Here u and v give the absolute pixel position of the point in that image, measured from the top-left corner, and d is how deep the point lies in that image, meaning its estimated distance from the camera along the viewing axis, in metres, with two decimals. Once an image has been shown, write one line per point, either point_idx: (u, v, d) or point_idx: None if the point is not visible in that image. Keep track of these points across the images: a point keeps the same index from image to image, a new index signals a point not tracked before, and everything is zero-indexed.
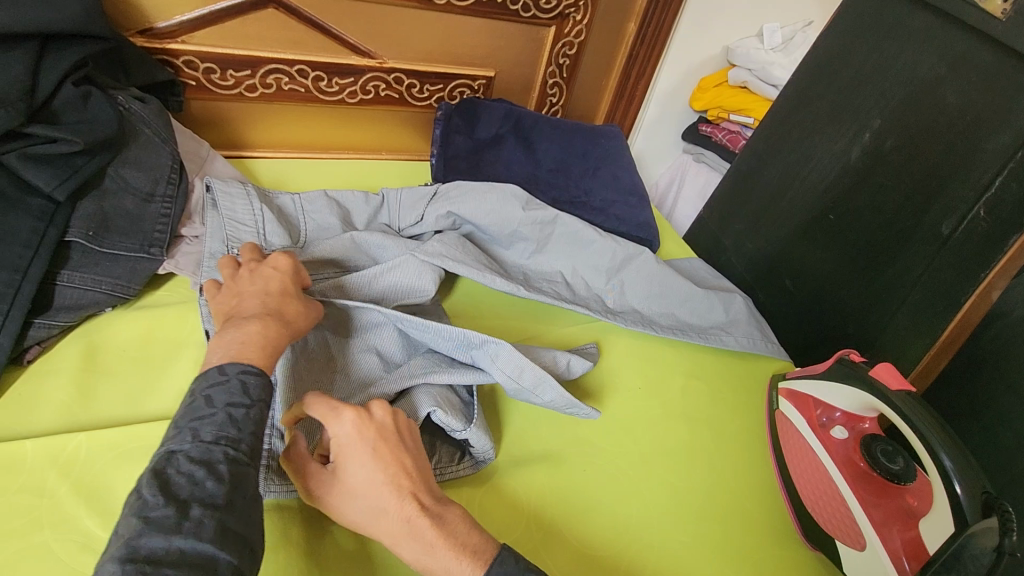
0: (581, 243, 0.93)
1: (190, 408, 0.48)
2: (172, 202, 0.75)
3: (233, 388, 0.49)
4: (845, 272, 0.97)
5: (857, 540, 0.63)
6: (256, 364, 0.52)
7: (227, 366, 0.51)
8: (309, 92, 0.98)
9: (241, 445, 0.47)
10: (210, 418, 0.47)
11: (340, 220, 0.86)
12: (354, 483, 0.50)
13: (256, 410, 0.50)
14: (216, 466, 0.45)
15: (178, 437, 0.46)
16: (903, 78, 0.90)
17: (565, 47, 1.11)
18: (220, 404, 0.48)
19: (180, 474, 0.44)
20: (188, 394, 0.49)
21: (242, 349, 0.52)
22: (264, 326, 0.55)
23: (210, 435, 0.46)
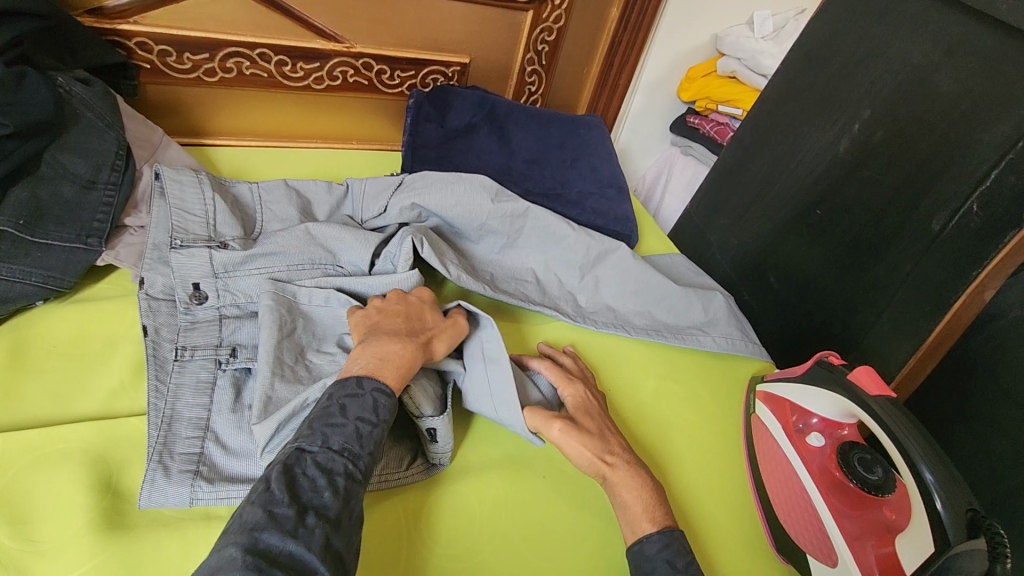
0: (554, 238, 0.89)
1: (327, 413, 0.54)
2: (116, 190, 0.71)
3: (365, 404, 0.55)
4: (831, 270, 0.93)
5: (829, 555, 0.59)
6: (390, 384, 0.57)
7: (364, 380, 0.57)
8: (272, 78, 0.94)
9: (359, 463, 0.53)
10: (340, 429, 0.53)
11: (299, 211, 0.82)
12: (569, 435, 0.63)
13: (379, 430, 0.55)
14: (335, 478, 0.50)
15: (311, 438, 0.53)
16: (895, 64, 0.85)
17: (543, 33, 1.07)
18: (351, 417, 0.54)
19: (306, 476, 0.50)
20: (327, 397, 0.56)
21: (380, 364, 0.58)
22: (403, 346, 0.60)
23: (338, 445, 0.52)
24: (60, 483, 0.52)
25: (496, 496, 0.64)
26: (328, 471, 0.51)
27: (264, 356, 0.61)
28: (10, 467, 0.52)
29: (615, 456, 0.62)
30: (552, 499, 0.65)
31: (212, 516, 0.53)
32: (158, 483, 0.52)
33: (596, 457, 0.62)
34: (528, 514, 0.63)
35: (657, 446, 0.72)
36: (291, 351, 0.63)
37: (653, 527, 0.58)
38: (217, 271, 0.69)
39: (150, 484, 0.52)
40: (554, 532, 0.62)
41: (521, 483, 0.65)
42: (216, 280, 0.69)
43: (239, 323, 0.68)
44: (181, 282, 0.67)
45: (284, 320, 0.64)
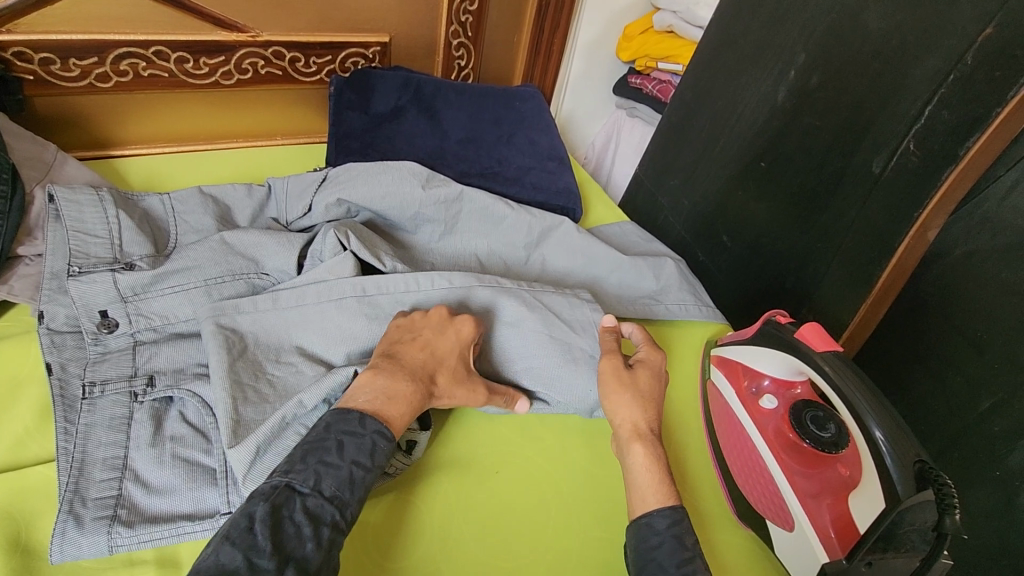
0: (494, 219, 0.86)
1: (322, 449, 0.51)
2: (3, 218, 0.65)
3: (364, 445, 0.52)
4: (779, 223, 0.91)
5: (786, 519, 0.58)
6: (394, 429, 0.55)
7: (367, 419, 0.54)
8: (174, 77, 0.87)
9: (347, 511, 0.49)
10: (334, 471, 0.50)
11: (216, 220, 0.77)
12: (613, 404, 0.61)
13: (372, 476, 0.52)
14: (321, 528, 0.47)
15: (303, 475, 0.49)
16: (824, 5, 0.82)
17: (465, 3, 1.01)
18: (347, 458, 0.51)
19: (292, 521, 0.46)
20: (326, 428, 0.52)
21: (387, 403, 0.55)
22: (413, 392, 0.57)
23: (329, 490, 0.49)
24: None
25: (451, 503, 0.61)
26: (316, 518, 0.47)
27: (218, 381, 0.58)
28: None
29: (648, 426, 0.60)
30: (506, 500, 0.62)
31: (135, 560, 0.50)
32: (69, 535, 0.48)
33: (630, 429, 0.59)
34: (472, 521, 0.60)
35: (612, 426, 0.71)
36: (248, 370, 0.61)
37: (658, 501, 0.54)
38: (126, 295, 0.64)
39: (60, 537, 0.48)
40: (503, 531, 0.60)
41: (472, 485, 0.63)
42: (126, 304, 0.64)
43: (155, 348, 0.63)
44: (86, 312, 0.63)
45: (231, 341, 0.62)
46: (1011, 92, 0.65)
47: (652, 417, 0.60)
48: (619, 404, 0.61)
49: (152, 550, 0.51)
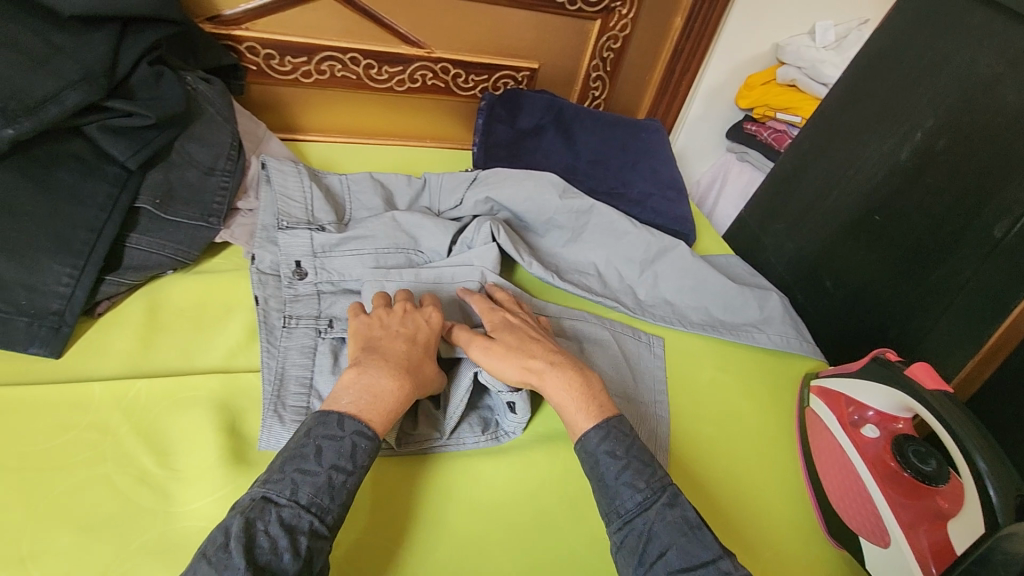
0: (616, 233, 0.94)
1: (301, 456, 0.53)
2: (230, 176, 0.80)
3: (344, 448, 0.54)
4: (887, 275, 0.94)
5: (881, 537, 0.63)
6: (374, 428, 0.56)
7: (346, 421, 0.55)
8: (359, 79, 1.03)
9: (327, 517, 0.51)
10: (311, 478, 0.52)
11: (383, 202, 0.90)
12: (488, 353, 0.63)
13: (354, 478, 0.54)
14: (297, 538, 0.49)
15: (280, 485, 0.51)
16: (959, 75, 0.87)
17: (609, 41, 1.12)
18: (326, 464, 0.53)
19: (266, 535, 0.48)
20: (306, 434, 0.54)
21: (370, 404, 0.56)
22: (399, 386, 0.58)
23: (306, 498, 0.51)
24: (192, 424, 0.60)
25: (511, 483, 0.66)
26: (292, 529, 0.49)
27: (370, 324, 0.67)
28: (151, 409, 0.60)
29: (538, 363, 0.63)
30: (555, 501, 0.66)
31: None
32: (274, 428, 0.60)
33: (521, 363, 0.63)
34: (504, 521, 0.63)
35: (694, 441, 0.74)
36: None
37: (588, 424, 0.61)
38: (316, 251, 0.77)
39: (268, 429, 0.60)
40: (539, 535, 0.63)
41: (522, 477, 0.67)
42: (315, 258, 0.77)
43: (334, 297, 0.75)
44: (286, 260, 0.76)
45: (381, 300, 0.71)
46: None
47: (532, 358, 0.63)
48: (507, 348, 0.64)
49: None
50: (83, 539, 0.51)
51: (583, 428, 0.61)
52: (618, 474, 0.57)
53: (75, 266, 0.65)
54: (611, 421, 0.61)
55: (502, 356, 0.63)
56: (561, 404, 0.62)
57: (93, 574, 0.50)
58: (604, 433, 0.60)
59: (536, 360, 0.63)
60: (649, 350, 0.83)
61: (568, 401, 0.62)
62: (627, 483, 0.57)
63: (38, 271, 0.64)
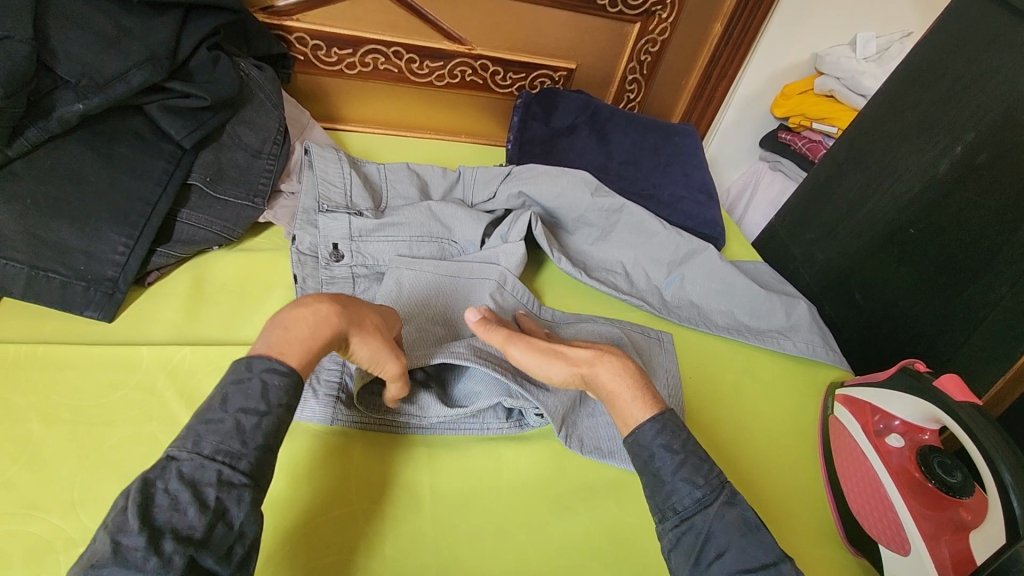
0: (645, 234, 0.95)
1: (208, 408, 0.50)
2: (276, 159, 0.83)
3: (253, 390, 0.50)
4: (919, 289, 0.93)
5: (901, 544, 0.62)
6: (289, 360, 0.52)
7: (255, 363, 0.52)
8: (401, 73, 1.06)
9: (239, 462, 0.48)
10: (216, 427, 0.48)
11: (419, 192, 0.92)
12: (531, 347, 0.62)
13: (268, 419, 0.50)
14: (203, 490, 0.45)
15: (184, 441, 0.48)
16: (1004, 90, 0.86)
17: (647, 44, 1.13)
18: (232, 409, 0.49)
19: (165, 493, 0.44)
20: (216, 387, 0.51)
21: (281, 336, 0.53)
22: (310, 309, 0.56)
23: (209, 448, 0.47)
24: None
25: (521, 472, 0.67)
26: (194, 482, 0.45)
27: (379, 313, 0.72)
28: (194, 375, 0.63)
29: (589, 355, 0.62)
30: (572, 495, 0.66)
31: None
32: None
33: (562, 358, 0.62)
34: (512, 507, 0.64)
35: (709, 442, 0.74)
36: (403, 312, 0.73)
37: (645, 415, 0.59)
38: (353, 235, 0.80)
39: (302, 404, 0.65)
40: (555, 523, 0.63)
41: (544, 464, 0.68)
42: (352, 242, 0.80)
43: (368, 282, 0.78)
44: (324, 242, 0.79)
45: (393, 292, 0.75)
46: None
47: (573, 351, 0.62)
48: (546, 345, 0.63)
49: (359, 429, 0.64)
50: (127, 490, 0.54)
51: (635, 421, 0.59)
52: (675, 468, 0.56)
53: (130, 237, 0.69)
54: (664, 413, 0.59)
55: (544, 355, 0.62)
56: (614, 400, 0.60)
57: None
58: (661, 425, 0.58)
59: (574, 362, 0.61)
60: (658, 345, 0.83)
61: (622, 395, 0.60)
62: (684, 479, 0.55)
63: (96, 239, 0.67)
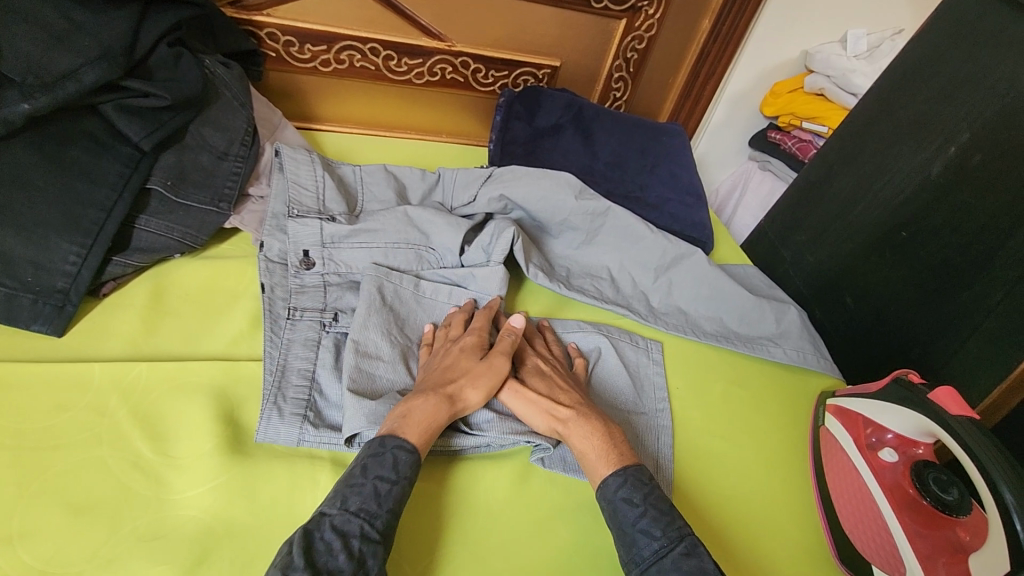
0: (632, 238, 0.92)
1: (348, 475, 0.55)
2: (243, 162, 0.79)
3: (385, 461, 0.55)
4: (912, 294, 0.91)
5: (897, 567, 0.60)
6: (410, 440, 0.57)
7: (387, 439, 0.57)
8: (378, 71, 1.02)
9: (376, 522, 0.52)
10: (359, 490, 0.53)
11: (396, 195, 0.89)
12: (522, 392, 0.66)
13: (398, 488, 0.54)
14: (349, 541, 0.50)
15: (332, 500, 0.53)
16: (1000, 88, 0.84)
17: (634, 41, 1.10)
18: (371, 475, 0.54)
19: (322, 539, 0.50)
20: (354, 459, 0.56)
21: (404, 421, 0.58)
22: (433, 404, 0.60)
23: (355, 505, 0.52)
24: (189, 411, 0.59)
25: (502, 489, 0.64)
26: (344, 533, 0.50)
27: (366, 322, 0.68)
28: (150, 393, 0.60)
29: (564, 411, 0.64)
30: (556, 513, 0.63)
31: (314, 456, 0.60)
32: (272, 421, 0.59)
33: (547, 411, 0.64)
34: (504, 528, 0.61)
35: (693, 456, 0.72)
36: (386, 323, 0.70)
37: (608, 471, 0.60)
38: (325, 241, 0.76)
39: (266, 421, 0.59)
40: (542, 545, 0.60)
41: (520, 483, 0.65)
42: (323, 249, 0.76)
43: (341, 290, 0.74)
44: (293, 248, 0.75)
45: (376, 300, 0.71)
46: None
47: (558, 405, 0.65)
48: (538, 394, 0.66)
49: (326, 451, 0.61)
50: (72, 522, 0.50)
51: (601, 476, 0.60)
52: (635, 519, 0.56)
53: (82, 245, 0.65)
54: (629, 468, 0.60)
55: (533, 403, 0.65)
56: (584, 452, 0.62)
57: (81, 558, 0.49)
58: (622, 479, 0.59)
59: (557, 410, 0.64)
60: (647, 358, 0.80)
61: (589, 448, 0.62)
62: (642, 531, 0.56)
63: (45, 248, 0.63)
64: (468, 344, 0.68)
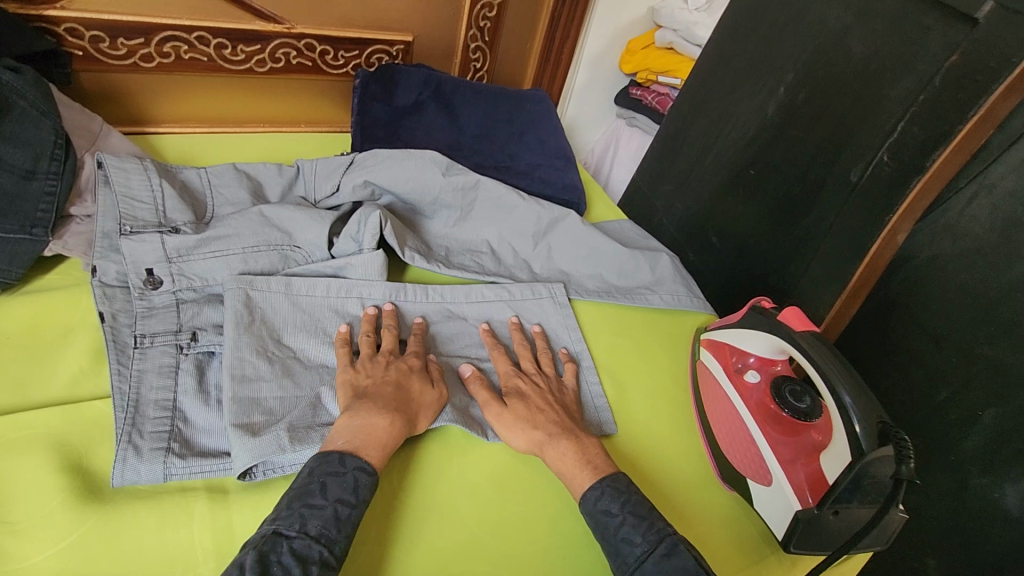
0: (506, 209, 0.93)
1: (307, 493, 0.52)
2: (58, 179, 0.69)
3: (346, 483, 0.54)
4: (766, 225, 0.99)
5: (765, 476, 0.66)
6: (373, 461, 0.56)
7: (347, 457, 0.55)
8: (212, 61, 0.93)
9: (335, 547, 0.51)
10: (319, 512, 0.51)
11: (250, 195, 0.82)
12: (508, 411, 0.66)
13: (359, 511, 0.53)
14: (308, 568, 0.48)
15: (289, 520, 0.51)
16: (812, 29, 0.92)
17: (485, 9, 1.09)
18: (331, 498, 0.52)
19: (280, 566, 0.48)
20: (309, 473, 0.54)
21: (366, 441, 0.57)
22: (390, 423, 0.59)
23: (315, 530, 0.50)
24: (26, 468, 0.52)
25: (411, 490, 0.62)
26: (303, 559, 0.48)
27: (233, 345, 0.63)
28: None
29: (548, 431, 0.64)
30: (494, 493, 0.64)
31: (188, 488, 0.55)
32: (129, 462, 0.54)
33: (528, 429, 0.64)
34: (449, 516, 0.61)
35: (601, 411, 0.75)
36: (256, 341, 0.64)
37: (587, 483, 0.61)
38: (170, 256, 0.69)
39: (122, 463, 0.53)
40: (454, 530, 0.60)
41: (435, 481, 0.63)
42: (170, 264, 0.69)
43: (197, 307, 0.69)
44: (134, 269, 0.68)
45: (241, 315, 0.66)
46: (969, 113, 0.74)
47: (543, 426, 0.65)
48: (521, 413, 0.65)
49: (201, 480, 0.56)
50: None
51: (580, 489, 0.61)
52: (617, 528, 0.57)
53: None
54: (605, 479, 0.61)
55: (521, 428, 0.65)
56: (562, 470, 0.63)
57: None
58: (600, 492, 0.59)
59: (541, 431, 0.64)
60: (551, 305, 0.84)
61: (566, 465, 0.62)
62: (626, 538, 0.57)
63: None
64: (417, 365, 0.67)
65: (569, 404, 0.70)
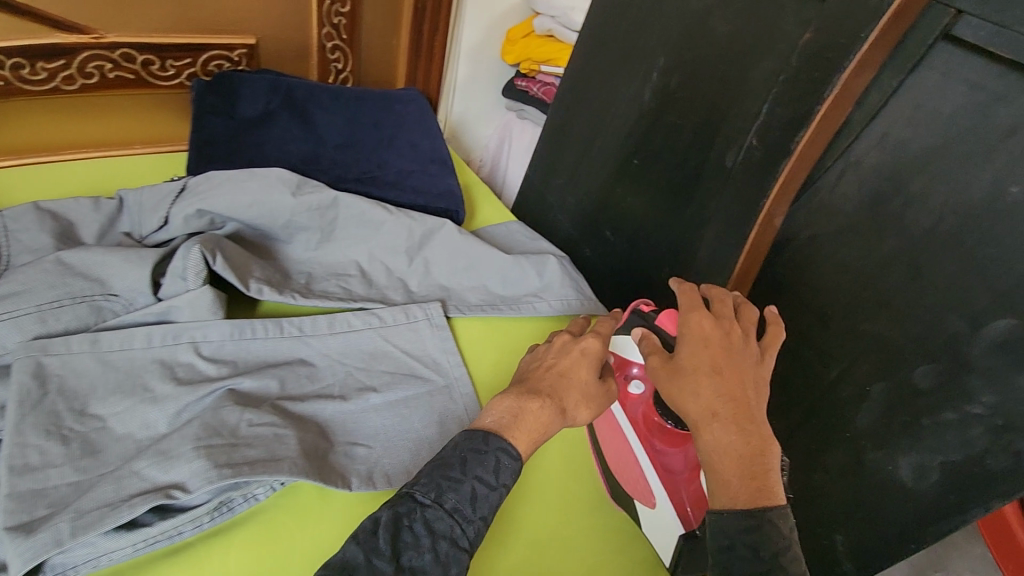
0: (372, 224, 0.84)
1: (447, 464, 0.52)
2: None
3: (488, 464, 0.52)
4: (655, 215, 0.95)
5: (649, 498, 0.64)
6: (518, 449, 0.54)
7: (491, 437, 0.53)
8: (8, 83, 0.79)
9: (468, 532, 0.50)
10: (456, 487, 0.51)
11: (54, 237, 0.70)
12: (677, 384, 0.57)
13: (496, 495, 0.52)
14: (439, 543, 0.48)
15: (426, 487, 0.50)
16: (677, 11, 0.88)
17: (337, 4, 0.99)
18: (470, 474, 0.51)
19: (411, 532, 0.48)
20: (453, 445, 0.53)
21: (513, 423, 0.55)
22: (541, 407, 0.56)
23: (451, 505, 0.50)
24: None
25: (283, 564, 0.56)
26: (434, 532, 0.48)
27: (12, 429, 0.53)
28: None
29: (726, 411, 0.55)
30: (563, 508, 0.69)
31: None
32: None
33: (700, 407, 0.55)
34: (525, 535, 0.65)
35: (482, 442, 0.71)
36: (45, 420, 0.55)
37: (744, 503, 0.52)
38: None
39: None
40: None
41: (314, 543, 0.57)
42: None
43: None
44: None
45: (28, 388, 0.56)
46: (826, 91, 0.72)
47: (723, 403, 0.55)
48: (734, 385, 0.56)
49: None
50: None
51: (732, 502, 0.52)
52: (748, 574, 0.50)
53: None
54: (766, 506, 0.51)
55: (687, 391, 0.56)
56: (714, 464, 0.54)
57: None
58: (755, 523, 0.50)
59: (706, 407, 0.55)
60: (428, 328, 0.76)
61: (725, 463, 0.53)
62: None
63: None
64: (594, 348, 0.62)
65: (745, 371, 0.58)
